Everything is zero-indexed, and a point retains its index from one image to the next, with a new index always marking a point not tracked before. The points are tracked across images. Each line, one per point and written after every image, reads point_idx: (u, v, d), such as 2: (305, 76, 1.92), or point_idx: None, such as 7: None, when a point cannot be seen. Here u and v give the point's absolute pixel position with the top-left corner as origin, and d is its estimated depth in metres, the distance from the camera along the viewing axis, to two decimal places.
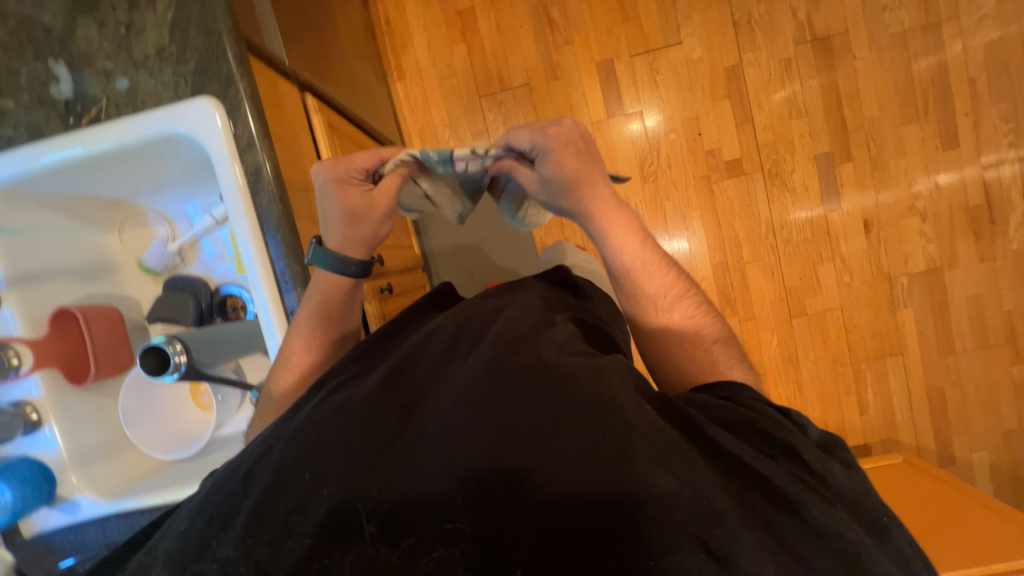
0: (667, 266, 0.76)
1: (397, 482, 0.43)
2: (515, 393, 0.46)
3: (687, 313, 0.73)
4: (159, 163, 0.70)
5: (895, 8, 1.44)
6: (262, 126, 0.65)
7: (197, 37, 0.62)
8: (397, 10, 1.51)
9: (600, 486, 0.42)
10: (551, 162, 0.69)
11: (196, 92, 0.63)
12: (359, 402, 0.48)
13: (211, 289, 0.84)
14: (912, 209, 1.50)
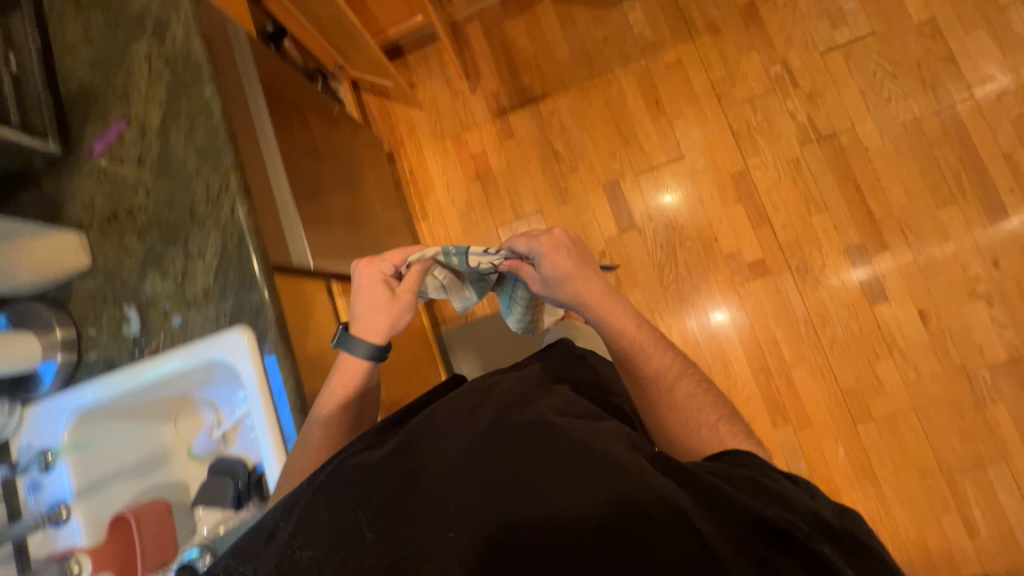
0: (664, 344, 0.82)
1: (417, 517, 0.55)
2: (509, 446, 0.59)
3: (691, 392, 0.77)
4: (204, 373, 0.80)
5: (901, 99, 1.43)
6: (286, 344, 0.74)
7: (235, 278, 0.74)
8: (419, 161, 1.70)
9: (561, 522, 0.53)
10: (548, 264, 0.83)
11: (234, 321, 0.73)
12: (380, 464, 0.60)
13: (250, 466, 0.89)
14: (974, 294, 1.36)
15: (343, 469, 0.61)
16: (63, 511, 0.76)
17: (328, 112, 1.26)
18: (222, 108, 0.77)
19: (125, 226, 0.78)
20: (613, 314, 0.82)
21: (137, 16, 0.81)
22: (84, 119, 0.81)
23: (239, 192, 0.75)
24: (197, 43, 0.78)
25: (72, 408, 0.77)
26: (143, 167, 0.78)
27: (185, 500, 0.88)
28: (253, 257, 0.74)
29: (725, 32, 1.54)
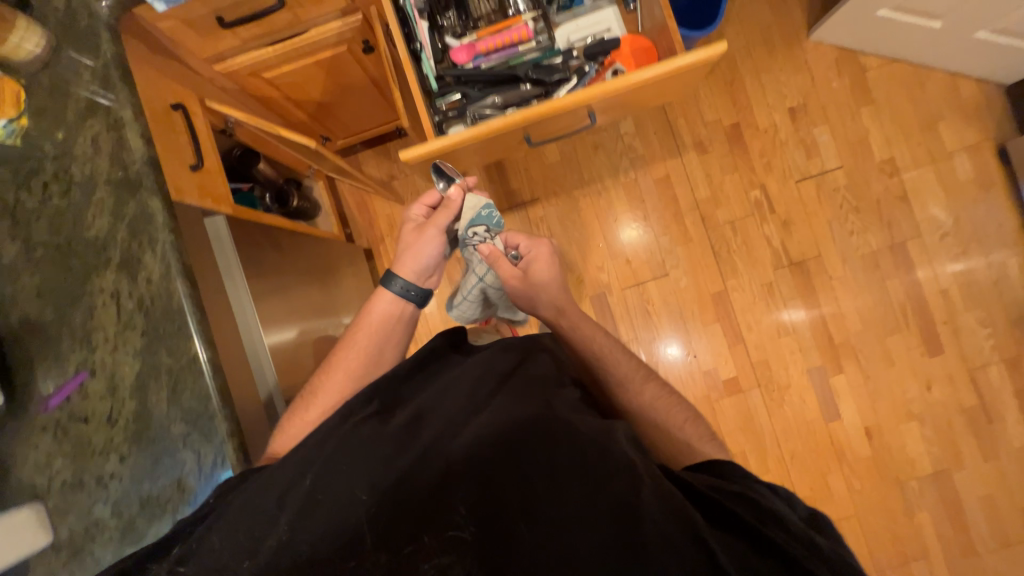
0: (636, 359, 0.90)
1: (414, 502, 0.59)
2: (515, 440, 0.62)
3: (653, 398, 0.85)
4: None
5: (861, 232, 1.55)
6: None
7: None
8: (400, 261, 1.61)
9: (553, 506, 0.57)
10: (536, 267, 0.92)
11: None
12: (388, 440, 0.65)
13: None
14: (909, 414, 1.54)
15: (353, 440, 0.66)
16: None
17: (314, 252, 1.11)
18: (213, 364, 0.69)
19: (93, 500, 0.67)
20: (588, 330, 0.92)
21: (97, 244, 0.68)
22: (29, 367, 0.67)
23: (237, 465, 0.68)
24: (178, 288, 0.68)
25: None
26: (115, 428, 0.67)
27: None
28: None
29: (711, 152, 1.57)
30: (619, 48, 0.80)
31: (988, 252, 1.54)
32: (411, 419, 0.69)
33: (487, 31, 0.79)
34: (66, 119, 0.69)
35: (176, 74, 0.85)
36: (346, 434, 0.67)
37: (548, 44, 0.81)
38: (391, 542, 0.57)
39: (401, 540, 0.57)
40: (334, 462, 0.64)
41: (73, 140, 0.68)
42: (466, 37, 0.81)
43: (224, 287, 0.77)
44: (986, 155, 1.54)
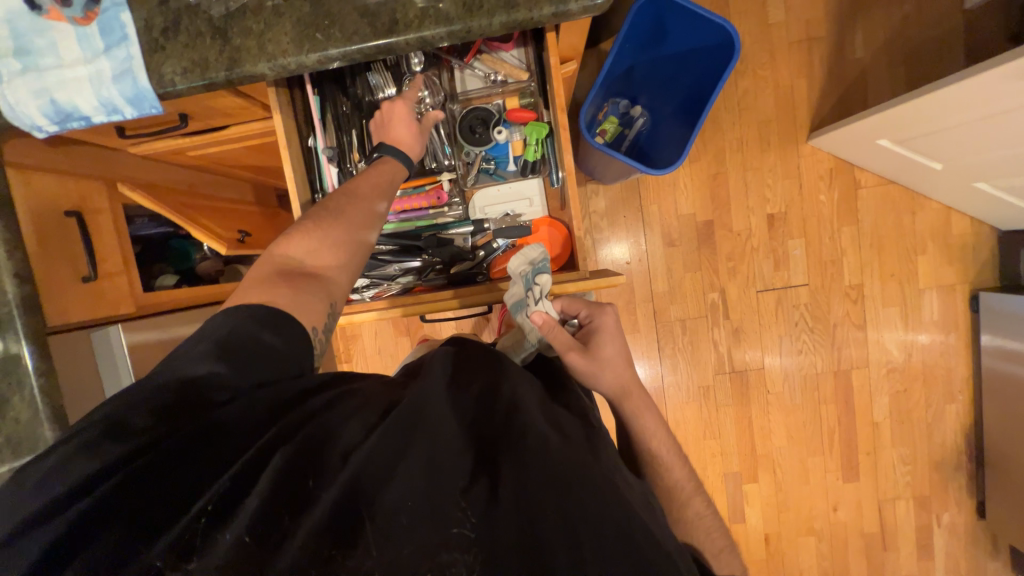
0: (691, 468, 0.75)
1: (449, 482, 0.45)
2: (586, 463, 0.47)
3: (706, 520, 0.70)
4: None
5: (809, 352, 1.53)
6: None
7: None
8: None
9: (614, 547, 0.41)
10: (602, 337, 0.76)
11: None
12: (458, 411, 0.51)
13: None
14: (810, 529, 1.60)
15: (418, 414, 0.50)
16: None
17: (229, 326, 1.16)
18: None
19: None
20: (653, 423, 0.74)
21: None
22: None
23: None
24: (46, 430, 0.74)
25: None
26: None
27: None
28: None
29: (677, 246, 1.51)
30: (528, 234, 0.88)
31: (929, 393, 1.53)
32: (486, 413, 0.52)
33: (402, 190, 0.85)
34: None
35: (77, 171, 0.85)
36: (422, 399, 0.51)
37: (461, 212, 0.88)
38: (393, 537, 0.41)
39: (403, 534, 0.41)
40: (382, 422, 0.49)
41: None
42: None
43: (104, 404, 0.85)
44: (956, 297, 1.49)
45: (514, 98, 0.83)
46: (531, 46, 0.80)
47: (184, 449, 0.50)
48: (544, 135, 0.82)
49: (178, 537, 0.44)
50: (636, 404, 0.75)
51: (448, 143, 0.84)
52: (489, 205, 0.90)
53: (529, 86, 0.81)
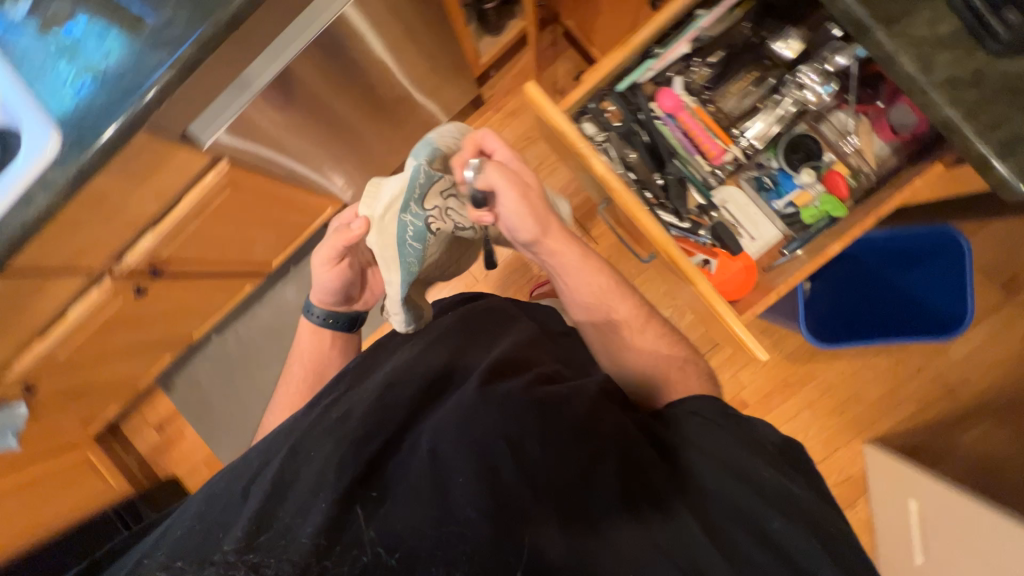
0: (631, 293, 0.92)
1: (391, 480, 0.57)
2: (500, 416, 0.61)
3: (653, 335, 0.89)
4: (35, 166, 0.72)
5: None
6: (75, 182, 0.73)
7: (96, 102, 0.72)
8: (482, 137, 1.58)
9: (561, 477, 0.58)
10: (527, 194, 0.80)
11: (61, 124, 0.72)
12: (349, 423, 0.62)
13: None
14: None
15: (308, 431, 0.63)
16: None
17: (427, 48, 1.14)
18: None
19: None
20: (590, 276, 0.87)
21: None
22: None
23: (178, 61, 0.71)
24: None
25: None
26: None
27: None
28: (120, 111, 0.71)
29: None
30: (733, 253, 0.91)
31: None
32: (380, 401, 0.66)
33: (707, 121, 0.92)
34: None
35: None
36: (311, 425, 0.64)
37: (718, 177, 0.95)
38: (383, 528, 0.52)
39: (395, 522, 0.53)
40: (287, 450, 0.60)
41: None
42: (685, 99, 0.92)
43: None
44: None
45: (844, 169, 0.94)
46: (900, 158, 0.90)
47: (200, 505, 0.58)
48: (832, 213, 0.91)
49: (230, 546, 0.51)
50: (570, 260, 0.86)
51: (768, 139, 0.94)
52: (730, 203, 0.95)
53: (866, 174, 0.92)
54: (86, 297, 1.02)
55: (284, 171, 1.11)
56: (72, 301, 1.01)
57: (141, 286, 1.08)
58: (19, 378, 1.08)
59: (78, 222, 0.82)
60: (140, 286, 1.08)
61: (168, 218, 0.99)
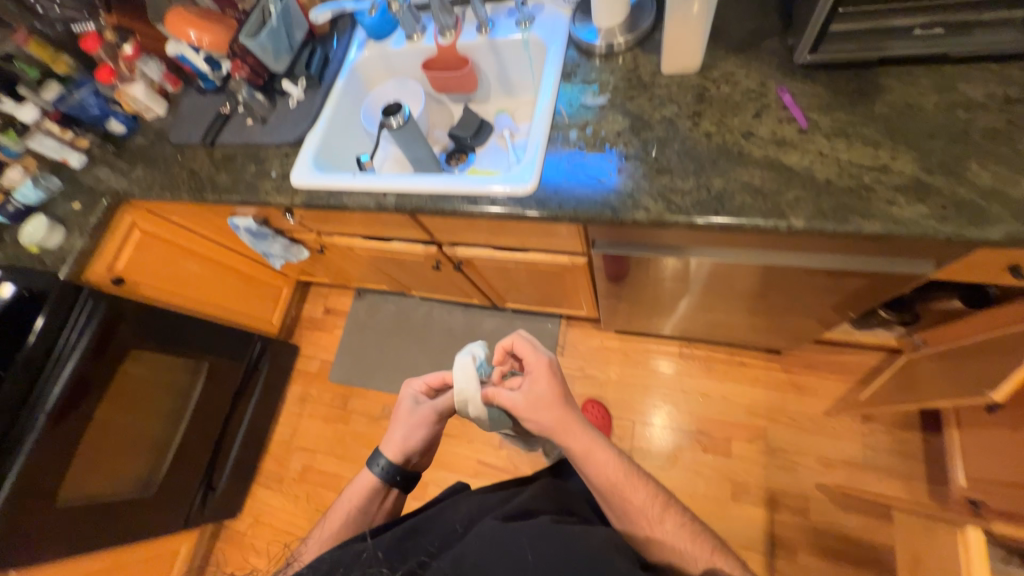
0: (646, 475, 0.71)
1: None
2: (502, 550, 0.54)
3: (677, 527, 0.67)
4: (502, 187, 0.85)
5: None
6: (514, 215, 0.84)
7: (579, 184, 0.81)
8: (750, 374, 1.46)
9: None
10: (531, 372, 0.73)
11: (544, 179, 0.84)
12: (377, 555, 0.59)
13: (429, 185, 0.90)
14: None
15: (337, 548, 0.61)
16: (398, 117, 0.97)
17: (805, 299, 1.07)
18: (772, 228, 0.69)
19: (688, 114, 0.80)
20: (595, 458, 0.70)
21: (959, 168, 0.64)
22: (824, 77, 0.75)
23: (656, 215, 0.74)
24: (872, 227, 0.65)
25: (544, 88, 0.91)
26: (746, 139, 0.75)
27: (433, 186, 0.90)
28: (588, 206, 0.79)
29: None
30: None
31: None
32: (404, 536, 0.62)
33: None
34: None
35: None
36: (342, 554, 0.60)
37: None
38: None
39: None
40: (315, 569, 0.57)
41: None
42: None
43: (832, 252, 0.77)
44: None
45: None
46: None
47: None
48: None
49: None
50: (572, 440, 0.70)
51: None
52: None
53: None
54: (407, 245, 1.18)
55: (601, 287, 1.16)
56: (401, 242, 1.18)
57: (441, 264, 1.22)
58: (322, 241, 1.30)
59: (476, 223, 0.95)
60: (439, 265, 1.23)
61: (508, 254, 1.08)
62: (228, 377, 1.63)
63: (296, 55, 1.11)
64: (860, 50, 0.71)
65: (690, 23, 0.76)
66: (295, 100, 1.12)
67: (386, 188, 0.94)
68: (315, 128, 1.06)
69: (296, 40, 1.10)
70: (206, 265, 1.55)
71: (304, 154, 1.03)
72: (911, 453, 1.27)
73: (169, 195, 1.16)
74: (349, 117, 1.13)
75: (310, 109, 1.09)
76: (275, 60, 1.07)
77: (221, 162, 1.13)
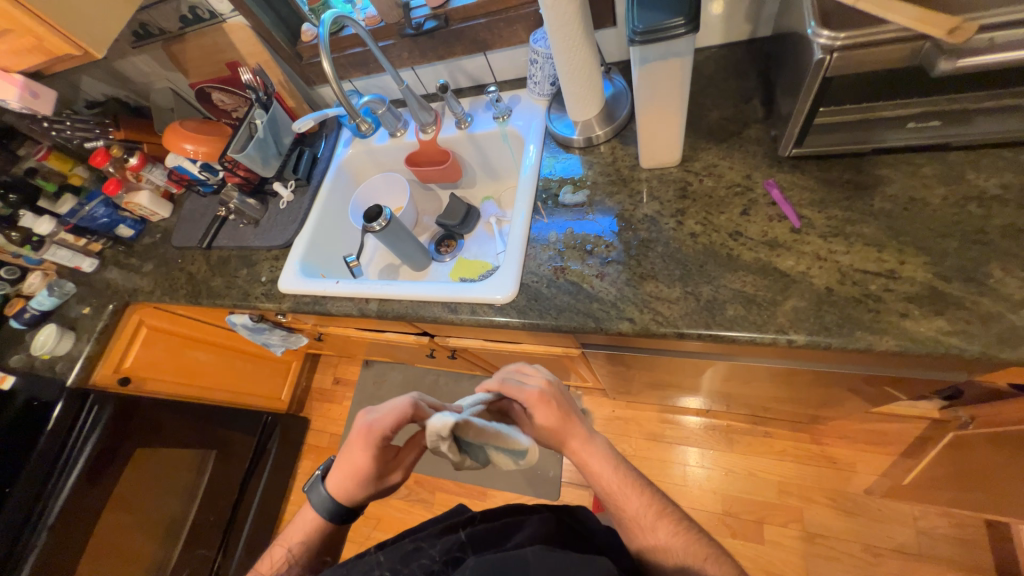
0: (643, 482, 0.68)
1: None
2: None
3: (674, 533, 0.63)
4: (481, 294, 0.81)
5: None
6: (495, 323, 0.80)
7: (559, 290, 0.77)
8: (776, 446, 1.34)
9: None
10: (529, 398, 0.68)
11: (524, 285, 0.80)
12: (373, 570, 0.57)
13: (411, 291, 0.88)
14: None
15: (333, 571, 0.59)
16: (380, 221, 0.97)
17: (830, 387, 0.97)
18: (769, 342, 0.63)
19: (669, 211, 0.76)
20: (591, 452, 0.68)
21: (976, 273, 0.57)
22: (814, 168, 0.70)
23: (642, 327, 0.69)
24: (883, 343, 0.58)
25: (523, 186, 0.89)
26: (733, 239, 0.70)
27: (414, 293, 0.88)
28: (571, 315, 0.74)
29: None
30: None
31: None
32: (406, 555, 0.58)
33: None
34: None
35: None
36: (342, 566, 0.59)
37: None
38: None
39: None
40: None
41: None
42: None
43: (845, 357, 0.70)
44: None
45: None
46: None
47: None
48: None
49: None
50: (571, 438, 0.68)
51: None
52: None
53: None
54: (400, 336, 1.16)
55: (601, 373, 1.10)
56: (393, 332, 1.16)
57: (435, 351, 1.19)
58: (319, 330, 1.29)
59: (461, 324, 0.92)
60: (434, 352, 1.19)
61: (499, 346, 1.04)
62: (237, 461, 1.62)
63: (285, 159, 1.13)
64: (850, 144, 0.66)
65: (665, 122, 0.73)
66: (284, 201, 1.14)
67: (368, 295, 0.92)
68: (303, 231, 1.07)
69: (284, 145, 1.13)
70: (213, 351, 1.58)
71: (291, 259, 1.03)
72: (972, 540, 1.13)
73: (169, 299, 1.18)
74: (336, 214, 1.14)
75: (298, 210, 1.10)
76: (264, 167, 1.09)
77: (216, 265, 1.15)
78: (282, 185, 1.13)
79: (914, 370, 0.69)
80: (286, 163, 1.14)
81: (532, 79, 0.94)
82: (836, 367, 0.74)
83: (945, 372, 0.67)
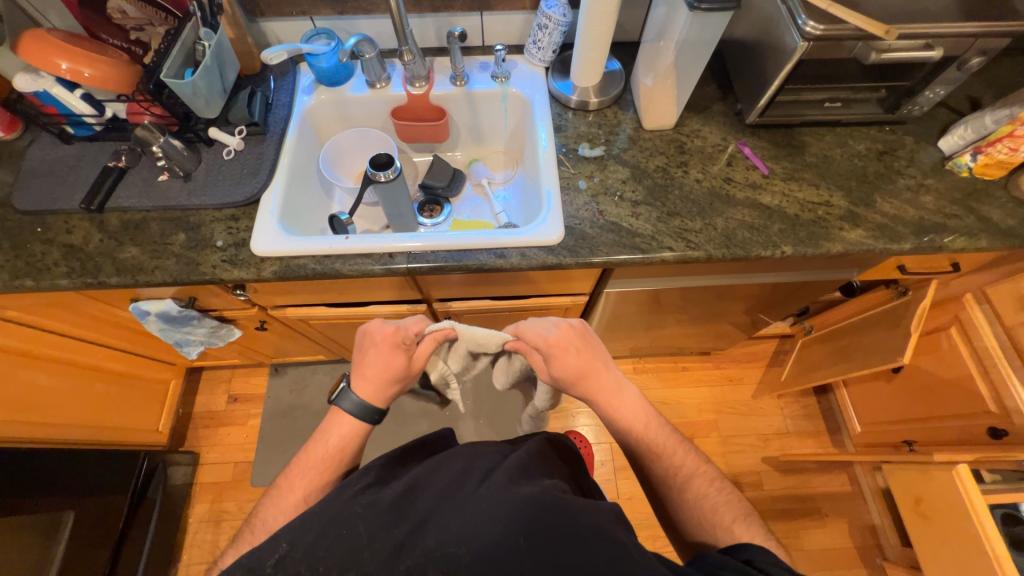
0: (677, 437, 0.72)
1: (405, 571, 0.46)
2: (512, 526, 0.47)
3: (706, 493, 0.67)
4: (530, 239, 0.83)
5: None
6: (543, 264, 0.84)
7: (603, 229, 0.86)
8: (695, 375, 1.69)
9: None
10: (553, 348, 0.70)
11: (568, 229, 0.85)
12: (376, 511, 0.50)
13: (448, 242, 0.83)
14: None
15: (339, 500, 0.52)
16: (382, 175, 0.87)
17: (751, 311, 1.29)
18: (769, 256, 0.84)
19: (674, 167, 0.92)
20: (631, 408, 0.70)
21: (872, 202, 0.89)
22: (765, 134, 0.96)
23: (682, 253, 0.83)
24: (836, 247, 0.84)
25: (545, 144, 0.95)
26: (725, 183, 0.91)
27: (453, 244, 0.83)
28: (618, 249, 0.84)
29: None
30: None
31: None
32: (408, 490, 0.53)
33: None
34: (954, 186, 0.91)
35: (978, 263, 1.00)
36: (338, 499, 0.52)
37: None
38: None
39: None
40: (308, 514, 0.51)
41: (944, 191, 0.90)
42: None
43: (792, 268, 0.98)
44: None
45: None
46: None
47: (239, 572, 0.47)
48: None
49: None
50: (602, 390, 0.71)
51: None
52: None
53: None
54: (390, 306, 1.05)
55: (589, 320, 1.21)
56: (381, 302, 1.05)
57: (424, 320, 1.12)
58: (265, 314, 1.06)
59: (490, 274, 0.91)
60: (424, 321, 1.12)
61: (507, 301, 1.05)
62: (107, 521, 1.17)
63: (226, 98, 0.91)
64: (788, 115, 0.93)
65: (664, 86, 0.91)
66: (230, 150, 0.91)
67: (391, 249, 0.83)
68: (275, 187, 0.89)
69: (226, 80, 0.91)
70: (62, 373, 1.11)
71: (264, 221, 0.85)
72: (815, 414, 1.62)
73: (28, 283, 0.81)
74: (305, 169, 0.98)
75: (257, 158, 0.91)
76: (204, 104, 0.86)
77: (125, 232, 0.85)
78: (226, 130, 0.91)
79: (826, 275, 1.02)
80: (227, 103, 0.92)
81: (535, 44, 0.99)
82: (781, 279, 1.02)
83: (843, 272, 1.01)
